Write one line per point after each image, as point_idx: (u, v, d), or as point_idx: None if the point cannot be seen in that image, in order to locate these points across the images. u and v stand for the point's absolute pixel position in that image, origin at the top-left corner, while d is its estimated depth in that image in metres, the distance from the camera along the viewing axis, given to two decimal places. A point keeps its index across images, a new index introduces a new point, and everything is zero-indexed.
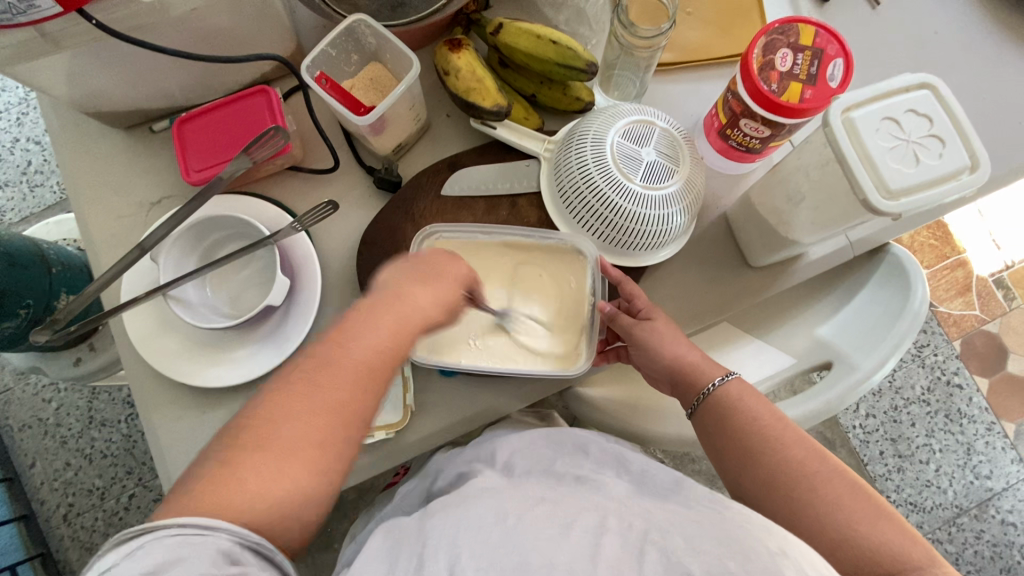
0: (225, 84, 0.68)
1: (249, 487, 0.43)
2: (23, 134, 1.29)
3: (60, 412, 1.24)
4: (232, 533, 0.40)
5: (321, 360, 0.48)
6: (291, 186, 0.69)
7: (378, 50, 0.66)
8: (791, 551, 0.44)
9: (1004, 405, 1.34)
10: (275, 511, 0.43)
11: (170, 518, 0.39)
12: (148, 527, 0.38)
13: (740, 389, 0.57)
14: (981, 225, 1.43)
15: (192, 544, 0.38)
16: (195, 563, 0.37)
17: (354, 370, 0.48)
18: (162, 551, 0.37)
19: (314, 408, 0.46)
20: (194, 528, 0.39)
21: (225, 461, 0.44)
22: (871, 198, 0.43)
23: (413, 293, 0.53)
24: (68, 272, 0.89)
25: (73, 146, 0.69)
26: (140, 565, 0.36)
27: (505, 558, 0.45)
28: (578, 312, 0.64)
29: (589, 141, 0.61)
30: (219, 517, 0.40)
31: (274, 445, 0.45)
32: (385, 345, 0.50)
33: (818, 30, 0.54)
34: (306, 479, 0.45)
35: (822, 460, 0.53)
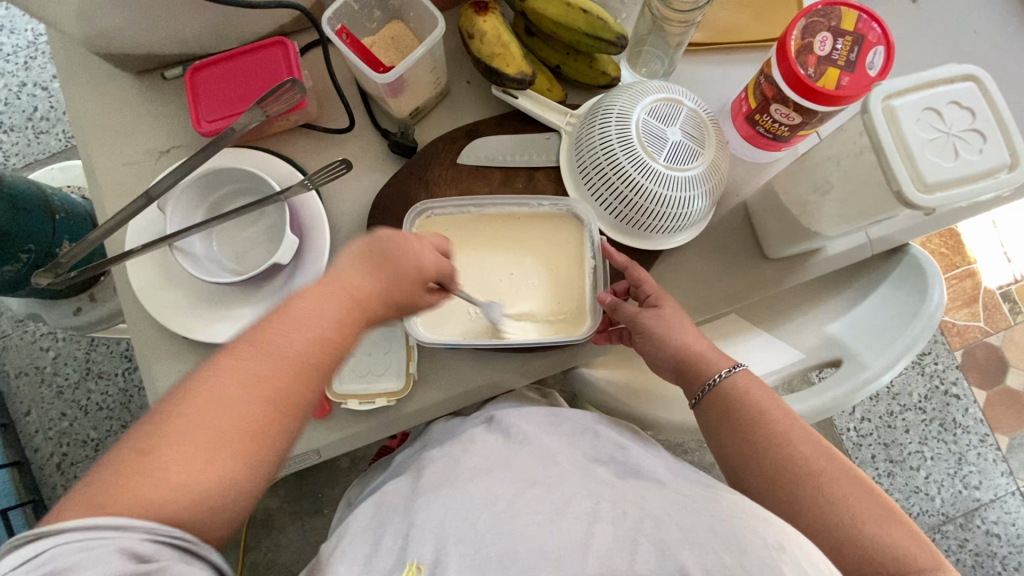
0: (242, 33, 0.66)
1: (170, 474, 0.38)
2: (30, 78, 1.26)
3: (57, 362, 1.23)
4: (145, 531, 0.36)
5: (262, 346, 0.43)
6: (304, 144, 0.67)
7: (402, 8, 0.63)
8: (790, 544, 0.43)
9: (999, 418, 1.34)
10: (196, 501, 0.38)
11: (68, 522, 0.34)
12: (38, 534, 0.34)
13: (745, 382, 0.55)
14: (993, 236, 1.41)
15: (89, 546, 0.34)
16: (103, 561, 0.34)
17: (290, 362, 0.43)
18: (65, 554, 0.33)
19: (239, 398, 0.41)
20: (100, 527, 0.35)
21: (143, 450, 0.38)
22: (906, 190, 0.41)
23: (360, 284, 0.47)
24: (71, 220, 0.88)
25: (83, 88, 0.67)
26: (41, 575, 0.33)
27: (492, 545, 0.47)
28: (578, 272, 0.64)
29: (614, 117, 0.60)
30: (133, 517, 0.36)
31: (194, 436, 0.39)
32: (314, 347, 0.44)
33: (860, 15, 0.52)
34: (237, 468, 0.40)
35: (829, 457, 0.51)
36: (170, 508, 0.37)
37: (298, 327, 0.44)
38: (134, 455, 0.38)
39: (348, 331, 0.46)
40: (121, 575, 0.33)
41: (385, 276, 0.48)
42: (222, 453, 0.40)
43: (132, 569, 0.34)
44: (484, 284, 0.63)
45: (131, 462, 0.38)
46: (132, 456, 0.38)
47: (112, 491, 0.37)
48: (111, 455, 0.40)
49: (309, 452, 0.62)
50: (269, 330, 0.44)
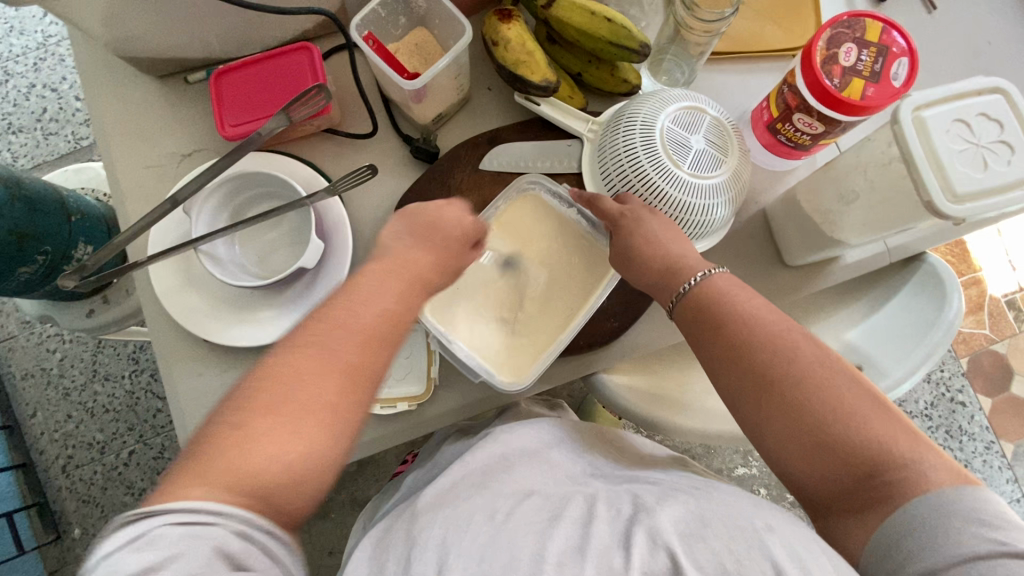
0: (266, 37, 0.66)
1: (262, 445, 0.40)
2: (40, 80, 1.26)
3: (64, 363, 1.23)
4: (242, 523, 0.37)
5: (330, 316, 0.47)
6: (326, 149, 0.67)
7: (427, 15, 0.64)
8: (780, 526, 0.43)
9: (1005, 426, 1.35)
10: (289, 469, 0.40)
11: (180, 503, 0.36)
12: (149, 512, 0.35)
13: (722, 285, 0.51)
14: (998, 244, 1.42)
15: (195, 537, 0.35)
16: (190, 556, 0.33)
17: (356, 332, 0.47)
18: (169, 540, 0.34)
19: (320, 369, 0.44)
20: (202, 520, 0.35)
21: (241, 426, 0.41)
22: (936, 201, 0.42)
23: (419, 254, 0.54)
24: (87, 223, 0.88)
25: (106, 91, 0.67)
26: (140, 557, 0.33)
27: (492, 557, 0.45)
28: (572, 232, 0.65)
29: (639, 124, 0.60)
30: (235, 507, 0.37)
31: (285, 408, 0.42)
32: (383, 318, 0.48)
33: (885, 26, 0.53)
34: (320, 443, 0.42)
35: (809, 351, 0.45)
36: (266, 477, 0.39)
37: (357, 293, 0.49)
38: (229, 431, 0.40)
39: (406, 296, 0.51)
40: None
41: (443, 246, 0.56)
42: (325, 417, 0.43)
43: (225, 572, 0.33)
44: (539, 322, 0.63)
45: (222, 444, 0.40)
46: (226, 430, 0.40)
47: (196, 465, 0.39)
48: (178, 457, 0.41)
49: None
50: (342, 304, 0.48)
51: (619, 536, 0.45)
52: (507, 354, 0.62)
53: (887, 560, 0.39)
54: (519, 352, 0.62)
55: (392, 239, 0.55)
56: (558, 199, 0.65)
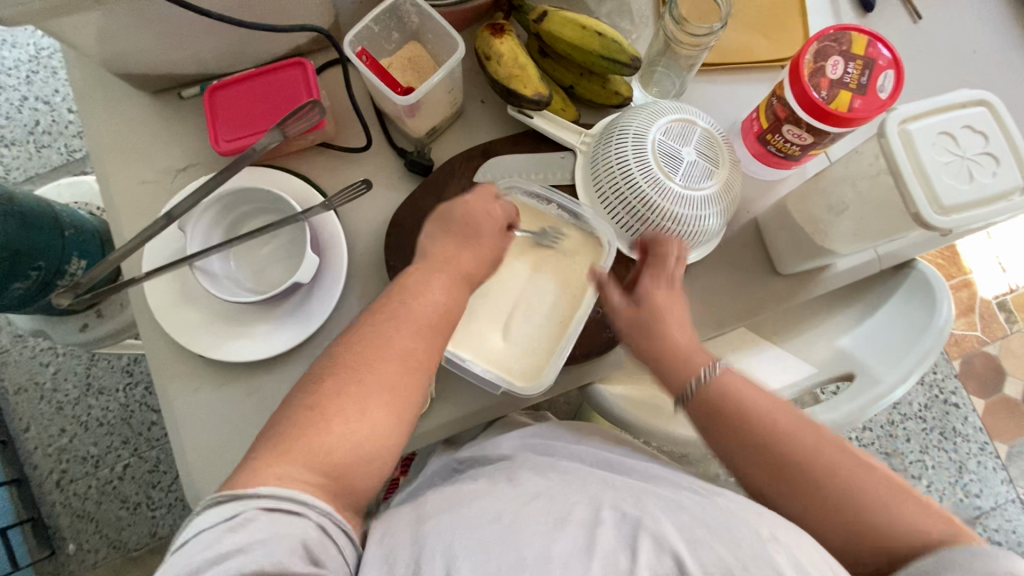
0: (260, 53, 0.67)
1: (334, 428, 0.43)
2: (33, 93, 1.26)
3: (57, 377, 1.22)
4: (321, 516, 0.40)
5: (394, 311, 0.51)
6: (320, 162, 0.68)
7: (420, 30, 0.64)
8: (782, 534, 0.45)
9: (998, 426, 1.36)
10: (360, 449, 0.44)
11: (270, 488, 0.39)
12: (240, 495, 0.38)
13: (730, 383, 0.53)
14: (988, 247, 1.43)
15: (281, 524, 0.37)
16: (276, 545, 0.36)
17: (422, 324, 0.51)
18: (259, 525, 0.37)
19: (384, 357, 0.48)
20: (288, 508, 0.38)
21: (312, 407, 0.44)
22: (924, 212, 0.43)
23: (462, 254, 0.56)
24: (80, 237, 0.88)
25: (99, 107, 0.67)
26: (235, 536, 0.36)
27: (500, 556, 0.44)
28: (556, 229, 0.65)
29: (631, 136, 0.61)
30: (316, 498, 0.40)
31: (358, 384, 0.45)
32: (440, 310, 0.52)
33: (871, 40, 0.54)
34: (389, 420, 0.46)
35: (819, 453, 0.49)
36: (338, 457, 0.42)
37: (420, 292, 0.52)
38: (308, 412, 0.44)
39: (460, 300, 0.55)
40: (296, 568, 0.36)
41: (490, 244, 0.57)
42: (392, 398, 0.46)
43: (305, 567, 0.36)
44: (543, 320, 0.64)
45: (303, 425, 0.43)
46: (302, 412, 0.44)
47: (279, 452, 0.41)
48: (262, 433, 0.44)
49: None
50: (400, 305, 0.51)
51: (625, 539, 0.45)
52: (523, 362, 0.62)
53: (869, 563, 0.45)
54: (533, 356, 0.63)
55: (437, 247, 0.56)
56: (536, 199, 0.65)
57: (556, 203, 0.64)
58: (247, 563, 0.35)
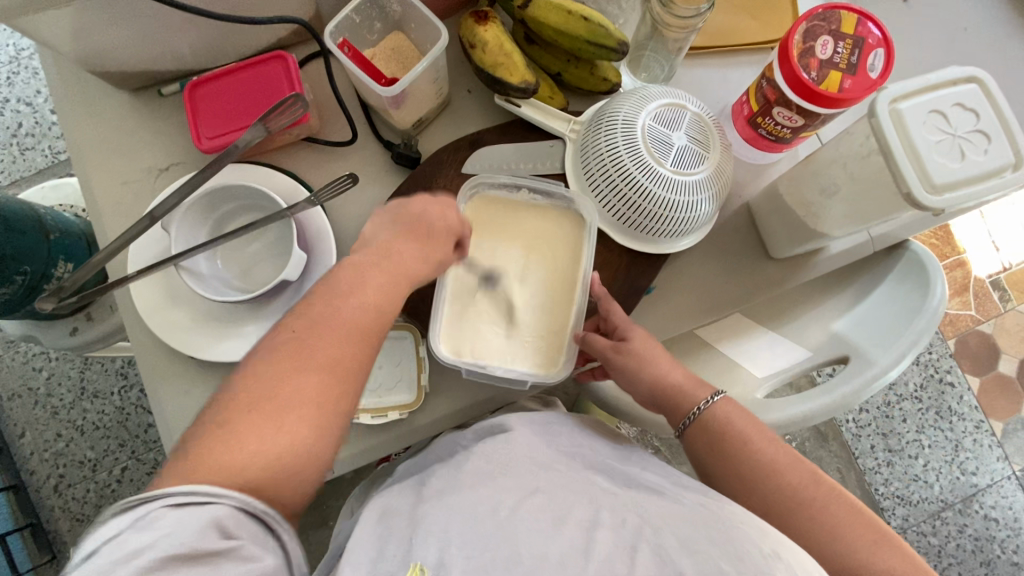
0: (240, 47, 0.65)
1: (243, 446, 0.41)
2: (14, 94, 1.24)
3: (51, 382, 1.21)
4: (236, 502, 0.39)
5: (316, 318, 0.47)
6: (306, 158, 0.66)
7: (403, 19, 0.63)
8: (784, 551, 0.44)
9: (993, 404, 1.37)
10: (277, 463, 0.41)
11: (172, 487, 0.38)
12: (145, 498, 0.37)
13: (726, 411, 0.56)
14: (981, 226, 1.43)
15: (187, 516, 0.37)
16: (186, 533, 0.36)
17: (344, 329, 0.47)
18: (164, 521, 0.36)
19: (306, 368, 0.45)
20: (194, 501, 0.38)
21: (221, 423, 0.42)
22: (915, 193, 0.42)
23: (408, 248, 0.53)
24: (66, 240, 0.86)
25: (77, 107, 0.66)
26: (141, 536, 0.36)
27: (497, 547, 0.45)
28: (535, 210, 0.64)
29: (620, 123, 0.60)
30: (227, 487, 0.39)
31: (269, 405, 0.43)
32: (365, 315, 0.48)
33: (860, 18, 0.53)
34: (307, 432, 0.43)
35: (814, 482, 0.52)
36: (250, 472, 0.40)
37: (351, 292, 0.49)
38: (216, 427, 0.41)
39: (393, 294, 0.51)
40: (203, 544, 0.36)
41: (439, 247, 0.55)
42: (315, 412, 0.44)
43: (217, 543, 0.37)
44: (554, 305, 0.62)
45: (209, 443, 0.41)
46: (211, 430, 0.41)
47: (190, 462, 0.40)
48: (186, 438, 0.42)
49: None
50: (328, 306, 0.48)
51: (625, 546, 0.45)
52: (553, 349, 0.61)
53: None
54: (555, 339, 0.61)
55: (379, 239, 0.54)
56: (505, 189, 0.64)
57: (527, 190, 0.63)
58: (150, 556, 0.35)
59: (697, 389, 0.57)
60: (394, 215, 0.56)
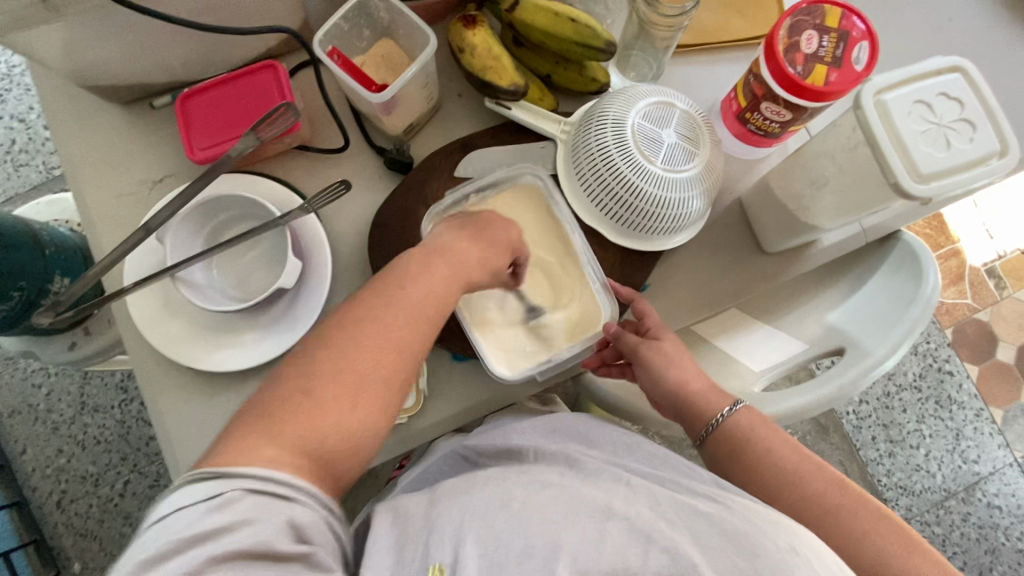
0: (230, 57, 0.66)
1: (329, 416, 0.42)
2: (7, 111, 1.24)
3: (51, 398, 1.21)
4: (310, 499, 0.40)
5: (383, 296, 0.47)
6: (299, 166, 0.67)
7: (391, 26, 0.64)
8: (801, 545, 0.43)
9: (992, 392, 1.37)
10: (347, 442, 0.43)
11: (252, 469, 0.38)
12: (221, 473, 0.37)
13: (749, 419, 0.56)
14: (974, 214, 1.44)
15: (267, 506, 0.37)
16: (267, 525, 0.36)
17: (411, 314, 0.47)
18: (244, 504, 0.37)
19: (382, 344, 0.45)
20: (271, 492, 0.38)
21: (308, 392, 0.42)
22: (903, 182, 0.42)
23: (469, 250, 0.52)
24: (63, 255, 0.86)
25: (69, 121, 0.66)
26: (217, 516, 0.36)
27: (510, 543, 0.45)
28: (503, 204, 0.65)
29: (610, 122, 0.60)
30: (305, 482, 0.39)
31: (344, 378, 0.43)
32: (431, 302, 0.49)
33: (843, 12, 0.53)
34: (379, 407, 0.44)
35: (844, 491, 0.51)
36: (333, 443, 0.42)
37: (415, 278, 0.49)
38: (297, 397, 0.42)
39: (469, 281, 0.52)
40: (278, 547, 0.36)
41: (501, 254, 0.55)
42: (375, 391, 0.44)
43: (292, 545, 0.37)
44: (578, 281, 0.64)
45: (282, 414, 0.41)
46: (296, 397, 0.42)
47: (261, 422, 0.41)
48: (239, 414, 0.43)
49: None
50: (400, 289, 0.48)
51: (637, 537, 0.45)
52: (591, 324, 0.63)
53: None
54: (593, 314, 0.63)
55: (441, 238, 0.53)
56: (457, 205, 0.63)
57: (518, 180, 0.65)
58: (232, 541, 0.35)
59: (719, 397, 0.58)
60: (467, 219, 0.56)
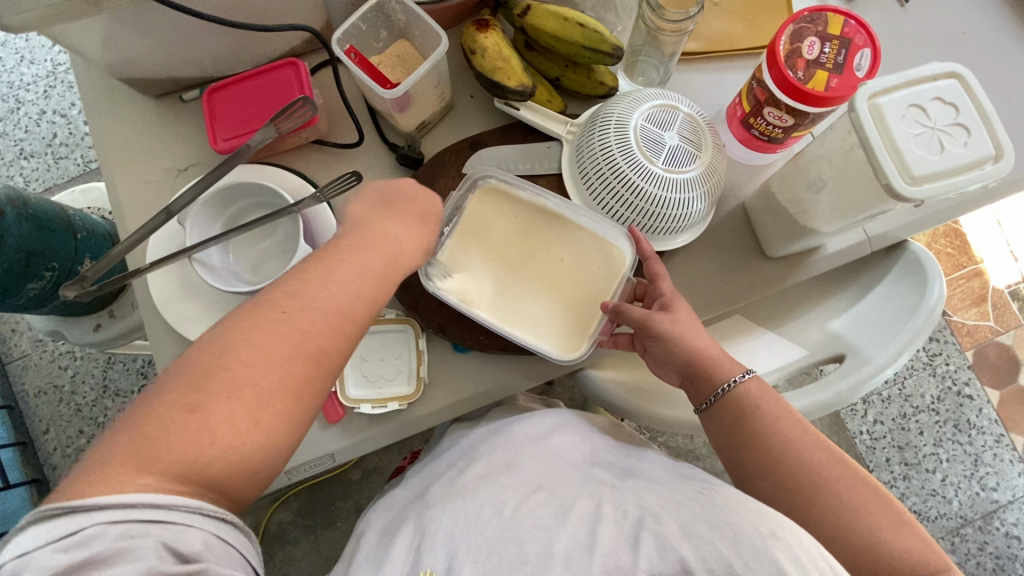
0: (255, 55, 0.69)
1: (219, 436, 0.40)
2: (50, 106, 1.31)
3: (75, 380, 1.26)
4: (189, 516, 0.38)
5: (306, 297, 0.46)
6: (315, 159, 0.70)
7: (407, 27, 0.67)
8: (783, 530, 0.42)
9: (1015, 419, 1.33)
10: (244, 459, 0.41)
11: (114, 498, 0.36)
12: (73, 508, 0.35)
13: (757, 389, 0.56)
14: (999, 235, 1.41)
15: (137, 532, 0.36)
16: (137, 555, 0.35)
17: (329, 316, 0.46)
18: (107, 539, 0.34)
19: (286, 351, 0.44)
20: (142, 517, 0.36)
21: (193, 408, 0.40)
22: (894, 183, 0.43)
23: (403, 240, 0.53)
24: (92, 239, 0.91)
25: (104, 112, 0.70)
26: (71, 557, 0.34)
27: (503, 551, 0.47)
28: (493, 209, 0.65)
29: (613, 124, 0.62)
30: (176, 498, 0.38)
31: (245, 389, 0.42)
32: (356, 303, 0.47)
33: (847, 20, 0.54)
34: (285, 421, 0.43)
35: (843, 465, 0.52)
36: (223, 467, 0.40)
37: (338, 279, 0.47)
38: (185, 412, 0.40)
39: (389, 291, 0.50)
40: (157, 571, 0.35)
41: (430, 229, 0.56)
42: (270, 401, 0.42)
43: (174, 567, 0.35)
44: (581, 262, 0.64)
45: (147, 441, 0.38)
46: (179, 413, 0.40)
47: (135, 445, 0.38)
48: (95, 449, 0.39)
49: (323, 456, 0.63)
50: (319, 290, 0.46)
51: (628, 537, 0.46)
52: (612, 282, 0.64)
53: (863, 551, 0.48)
54: (611, 275, 0.64)
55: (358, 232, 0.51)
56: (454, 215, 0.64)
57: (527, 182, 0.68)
58: None
59: (730, 364, 0.57)
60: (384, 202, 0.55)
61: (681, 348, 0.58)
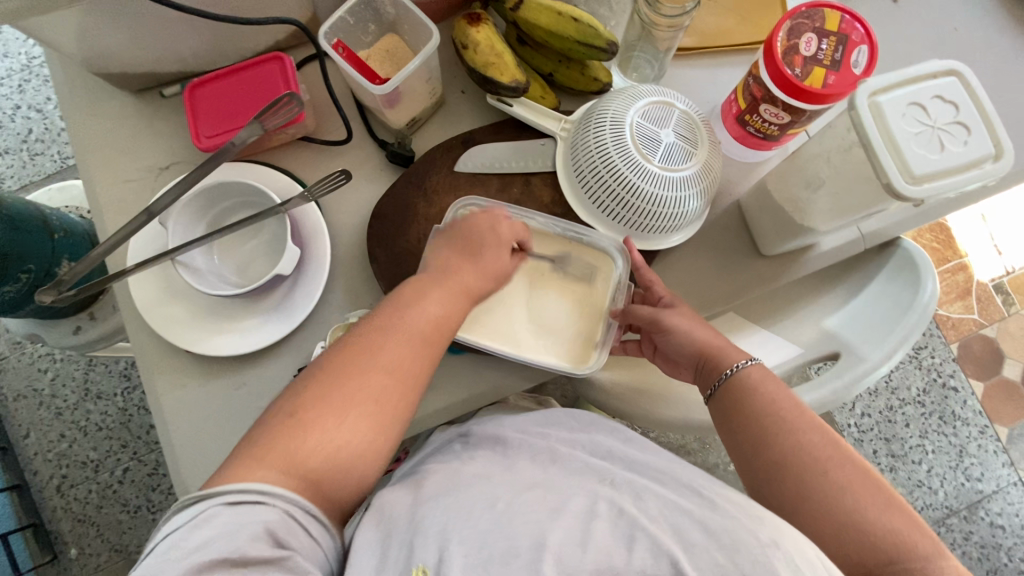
0: (239, 49, 0.67)
1: (312, 436, 0.46)
2: (25, 101, 1.27)
3: (56, 383, 1.23)
4: (286, 504, 0.43)
5: (385, 323, 0.53)
6: (302, 157, 0.68)
7: (396, 21, 0.65)
8: (783, 540, 0.41)
9: (998, 410, 1.35)
10: (333, 460, 0.47)
11: (232, 485, 0.42)
12: (205, 495, 0.42)
13: (759, 374, 0.56)
14: (983, 229, 1.43)
15: (246, 514, 0.41)
16: (239, 534, 0.40)
17: (409, 335, 0.52)
18: (223, 518, 0.40)
19: (367, 368, 0.50)
20: (251, 500, 0.42)
21: (293, 415, 0.47)
22: (894, 182, 0.42)
23: (469, 275, 0.57)
24: (70, 239, 0.88)
25: (80, 107, 0.68)
26: (197, 532, 0.39)
27: (495, 544, 0.46)
28: None
29: (608, 120, 0.61)
30: (277, 488, 0.43)
31: (334, 402, 0.48)
32: (432, 323, 0.53)
33: (843, 16, 0.54)
34: (370, 431, 0.49)
35: (838, 449, 0.51)
36: (321, 467, 0.46)
37: (415, 303, 0.54)
38: (289, 423, 0.47)
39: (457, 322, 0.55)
40: (257, 551, 0.39)
41: (506, 257, 0.59)
42: (369, 410, 0.49)
43: (266, 550, 0.40)
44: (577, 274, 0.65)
45: (271, 443, 0.46)
46: (283, 424, 0.47)
47: (261, 449, 0.45)
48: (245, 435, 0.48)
49: None
50: (399, 315, 0.53)
51: (622, 538, 0.45)
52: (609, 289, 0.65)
53: (842, 525, 0.47)
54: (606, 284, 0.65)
55: (436, 258, 0.58)
56: None
57: (521, 180, 0.66)
58: (207, 555, 0.38)
59: (732, 351, 0.58)
60: (451, 235, 0.59)
61: (685, 339, 0.59)
